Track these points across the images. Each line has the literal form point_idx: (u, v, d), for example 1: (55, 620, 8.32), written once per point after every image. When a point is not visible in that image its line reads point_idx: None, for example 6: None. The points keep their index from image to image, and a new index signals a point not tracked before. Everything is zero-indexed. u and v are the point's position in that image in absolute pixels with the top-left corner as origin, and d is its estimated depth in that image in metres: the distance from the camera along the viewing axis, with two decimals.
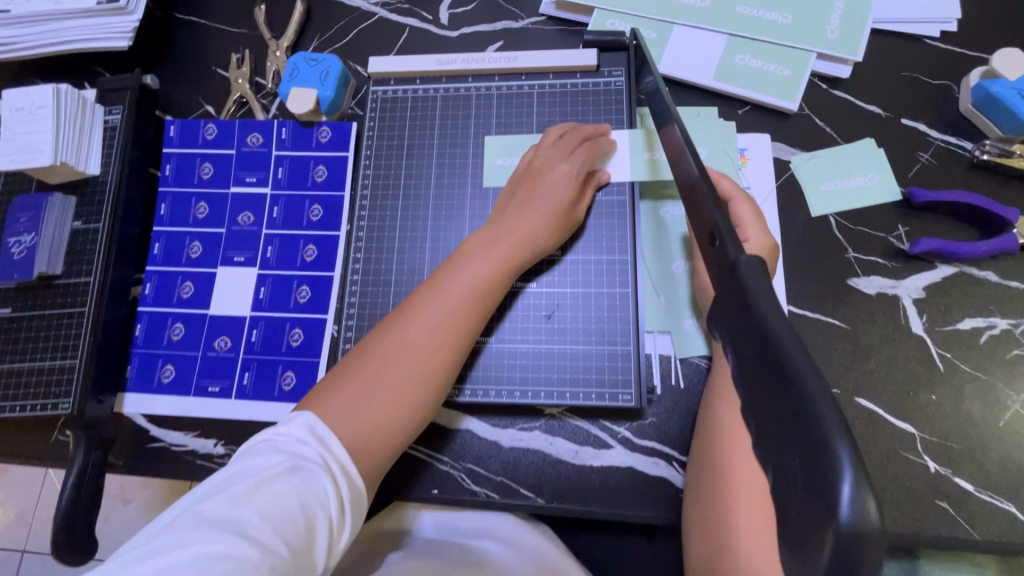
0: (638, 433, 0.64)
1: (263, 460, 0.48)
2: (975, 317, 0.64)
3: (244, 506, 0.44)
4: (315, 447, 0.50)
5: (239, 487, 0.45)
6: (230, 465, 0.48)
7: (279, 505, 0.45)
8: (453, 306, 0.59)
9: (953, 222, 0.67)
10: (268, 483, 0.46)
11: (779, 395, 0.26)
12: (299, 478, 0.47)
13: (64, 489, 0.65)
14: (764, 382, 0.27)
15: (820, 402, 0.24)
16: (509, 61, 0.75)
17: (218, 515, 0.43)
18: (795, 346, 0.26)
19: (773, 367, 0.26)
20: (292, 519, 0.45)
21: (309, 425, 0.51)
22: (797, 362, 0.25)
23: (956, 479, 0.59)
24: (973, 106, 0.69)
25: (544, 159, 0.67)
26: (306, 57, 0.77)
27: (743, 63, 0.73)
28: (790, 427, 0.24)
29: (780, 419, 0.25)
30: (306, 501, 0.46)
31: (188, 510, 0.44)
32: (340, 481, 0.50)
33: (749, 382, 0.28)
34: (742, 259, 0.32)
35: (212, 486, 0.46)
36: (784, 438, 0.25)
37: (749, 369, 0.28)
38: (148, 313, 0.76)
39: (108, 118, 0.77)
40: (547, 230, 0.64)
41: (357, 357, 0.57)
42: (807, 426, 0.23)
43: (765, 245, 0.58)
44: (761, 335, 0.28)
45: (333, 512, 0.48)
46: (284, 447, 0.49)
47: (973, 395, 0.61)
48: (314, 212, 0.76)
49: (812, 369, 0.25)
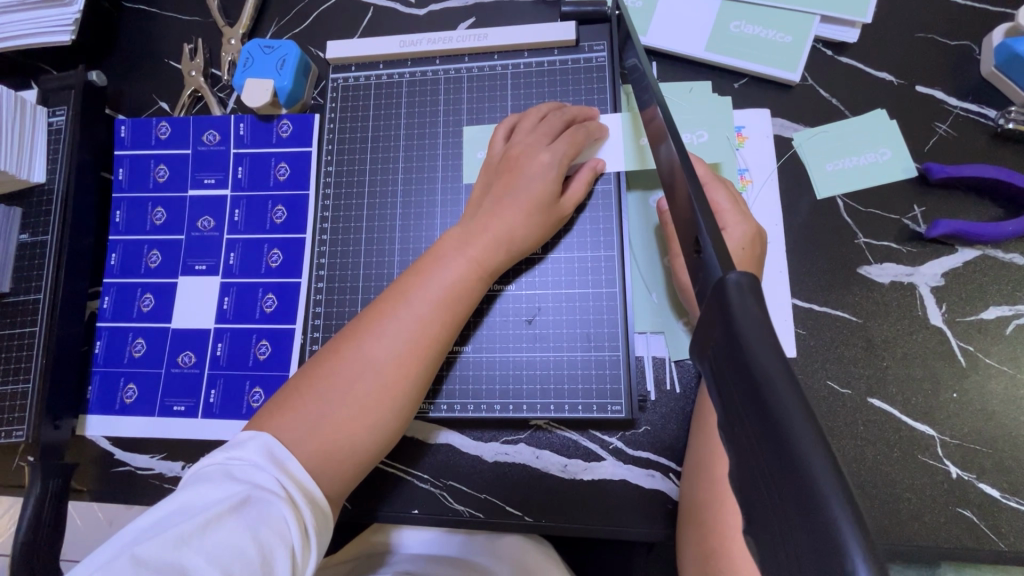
0: (631, 443, 0.59)
1: (213, 490, 0.43)
2: (1000, 305, 0.58)
3: (188, 546, 0.40)
4: (273, 473, 0.45)
5: (185, 524, 0.41)
6: (178, 495, 0.44)
7: (229, 542, 0.40)
8: (423, 315, 0.54)
9: (973, 199, 0.61)
10: (217, 516, 0.41)
11: (779, 471, 0.21)
12: (253, 508, 0.42)
13: (22, 521, 0.62)
14: (762, 447, 0.22)
15: (828, 487, 0.20)
16: (479, 39, 0.69)
17: (159, 557, 0.39)
18: (795, 403, 0.22)
19: (769, 432, 0.22)
20: (246, 555, 0.40)
21: (265, 448, 0.47)
22: (799, 431, 0.21)
23: (981, 485, 0.54)
24: (996, 68, 0.62)
25: (523, 147, 0.59)
26: (260, 44, 0.70)
27: (738, 31, 0.66)
28: (795, 516, 0.20)
29: (781, 499, 0.21)
30: (262, 536, 0.41)
31: (124, 553, 0.39)
32: (303, 509, 0.45)
33: (742, 442, 0.24)
34: (728, 278, 0.26)
35: (156, 522, 0.42)
36: (788, 527, 0.21)
37: (740, 428, 0.24)
38: (108, 329, 0.71)
39: (52, 120, 0.71)
40: (527, 226, 0.58)
41: (316, 372, 0.52)
42: (816, 520, 0.19)
43: (746, 231, 0.52)
44: (751, 385, 0.23)
45: (296, 543, 0.43)
46: (239, 475, 0.45)
47: (998, 391, 0.56)
48: (278, 214, 0.70)
49: (819, 438, 0.21)
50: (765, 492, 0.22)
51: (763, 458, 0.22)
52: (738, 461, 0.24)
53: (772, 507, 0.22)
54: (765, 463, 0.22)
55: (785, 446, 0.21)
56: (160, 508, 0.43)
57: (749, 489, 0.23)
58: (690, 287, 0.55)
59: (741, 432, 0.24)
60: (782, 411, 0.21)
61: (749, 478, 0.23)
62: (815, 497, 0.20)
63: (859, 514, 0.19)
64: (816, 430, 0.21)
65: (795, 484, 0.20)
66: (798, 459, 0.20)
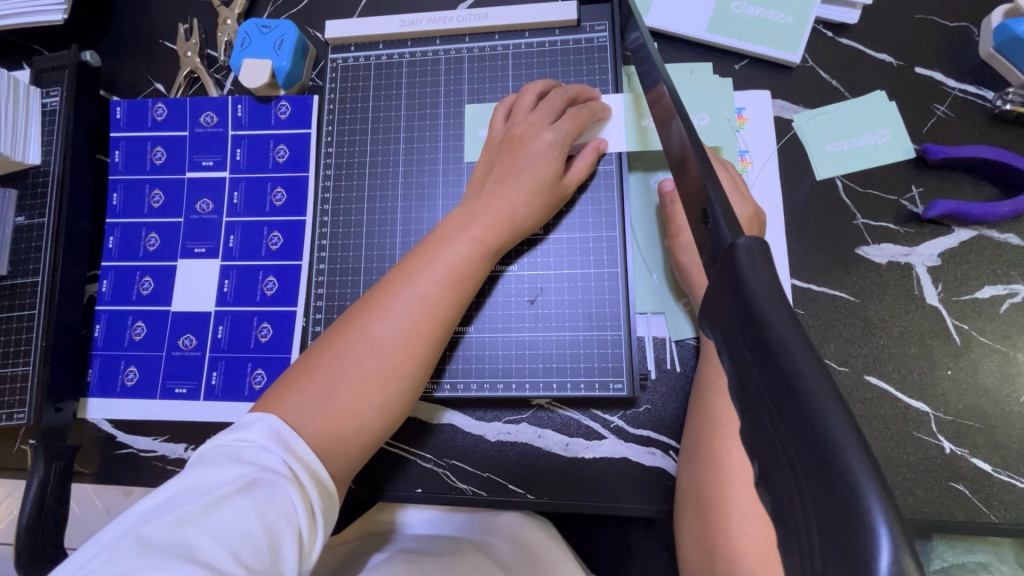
0: (632, 422, 0.59)
1: (221, 473, 0.43)
2: (994, 284, 0.59)
3: (195, 527, 0.40)
4: (279, 454, 0.46)
5: (192, 506, 0.41)
6: (185, 477, 0.44)
7: (236, 524, 0.41)
8: (427, 296, 0.53)
9: (970, 180, 0.61)
10: (225, 496, 0.42)
11: (790, 422, 0.21)
12: (260, 489, 0.43)
13: (26, 502, 0.62)
14: (772, 400, 0.22)
15: (839, 433, 0.19)
16: (480, 19, 0.68)
17: (166, 539, 0.39)
18: (806, 356, 0.21)
19: (780, 388, 0.22)
20: (253, 535, 0.41)
21: (271, 429, 0.47)
22: (811, 383, 0.20)
23: (974, 459, 0.55)
24: (994, 50, 0.63)
25: (526, 126, 0.59)
26: (257, 24, 0.69)
27: (740, 12, 0.66)
28: (805, 466, 0.20)
29: (793, 450, 0.21)
30: (269, 518, 0.42)
31: (130, 534, 0.40)
32: (309, 491, 0.46)
33: (750, 398, 0.24)
34: (738, 242, 0.26)
35: (162, 503, 0.42)
36: (798, 478, 0.20)
37: (750, 385, 0.24)
38: (107, 312, 0.71)
39: (46, 101, 0.70)
40: (530, 206, 0.58)
41: (321, 352, 0.52)
42: (827, 467, 0.19)
43: (748, 212, 0.53)
44: (761, 343, 0.23)
45: (302, 523, 0.44)
46: (245, 457, 0.45)
47: (992, 369, 0.57)
48: (277, 197, 0.70)
49: (833, 390, 0.20)
50: (778, 446, 0.22)
51: (772, 415, 0.22)
52: (749, 422, 0.24)
53: (784, 456, 0.21)
54: (776, 419, 0.22)
55: (795, 397, 0.21)
56: (166, 488, 0.43)
57: (761, 448, 0.23)
58: (691, 265, 0.57)
59: (752, 389, 0.24)
60: (790, 362, 0.21)
61: (760, 437, 0.23)
62: (826, 446, 0.19)
63: (874, 461, 0.19)
64: (829, 379, 0.21)
65: (806, 434, 0.20)
66: (808, 410, 0.20)
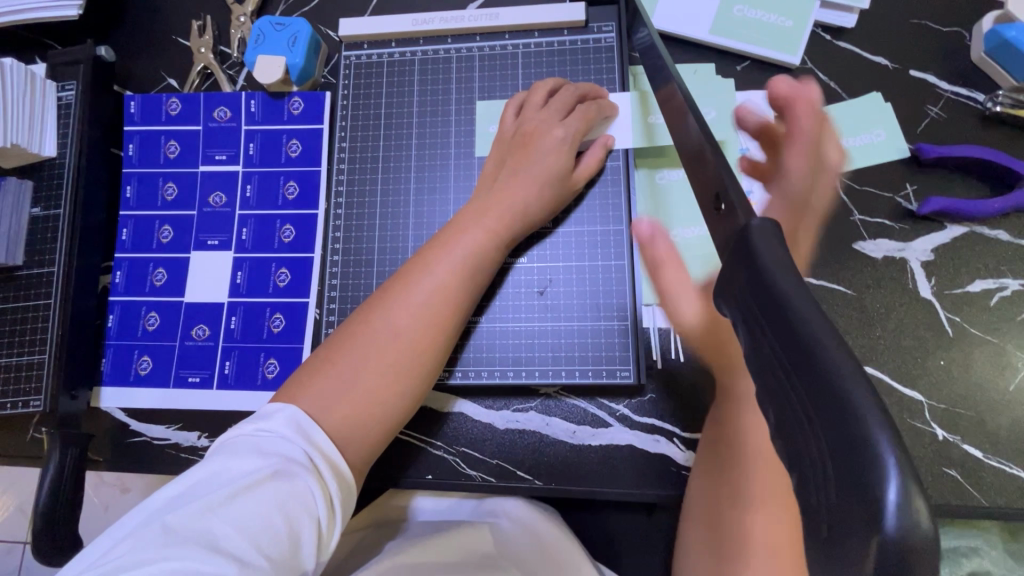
0: (637, 410, 0.61)
1: (244, 462, 0.45)
2: (984, 279, 0.61)
3: (219, 516, 0.41)
4: (300, 445, 0.47)
5: (216, 495, 0.42)
6: (209, 464, 0.45)
7: (259, 514, 0.42)
8: (442, 287, 0.55)
9: (962, 178, 0.64)
10: (248, 486, 0.43)
11: (805, 381, 0.23)
12: (281, 481, 0.44)
13: (42, 487, 0.63)
14: (784, 362, 0.24)
15: (851, 385, 0.21)
16: (490, 19, 0.70)
17: (191, 527, 0.41)
18: (818, 322, 0.23)
19: (795, 351, 0.23)
20: (275, 525, 0.42)
21: (292, 421, 0.48)
22: (826, 345, 0.22)
23: (965, 445, 0.58)
24: (985, 54, 0.65)
25: (537, 122, 0.61)
26: (271, 22, 0.71)
27: (741, 15, 0.68)
28: (814, 417, 0.22)
29: (806, 406, 0.22)
30: (290, 509, 0.43)
31: (156, 521, 0.41)
32: (328, 482, 0.47)
33: (765, 363, 0.26)
34: (752, 225, 0.29)
35: (186, 491, 0.43)
36: (810, 432, 0.22)
37: (765, 350, 0.26)
38: (120, 302, 0.72)
39: (62, 95, 0.71)
40: (542, 199, 0.60)
41: (341, 341, 0.54)
42: (836, 418, 0.21)
43: None
44: (778, 311, 0.25)
45: (322, 515, 0.45)
46: (267, 447, 0.46)
47: (983, 359, 0.59)
48: (290, 190, 0.72)
49: (846, 352, 0.22)
50: (793, 403, 0.23)
51: (787, 376, 0.24)
52: (764, 385, 0.26)
53: (799, 411, 0.23)
54: (790, 379, 0.23)
55: (808, 355, 0.23)
56: (191, 476, 0.44)
57: (779, 409, 0.24)
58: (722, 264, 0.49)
59: (767, 355, 0.25)
60: (805, 328, 0.23)
61: (777, 397, 0.25)
62: (841, 397, 0.21)
63: (885, 412, 0.20)
64: (838, 340, 0.23)
65: (820, 390, 0.22)
66: (821, 366, 0.22)
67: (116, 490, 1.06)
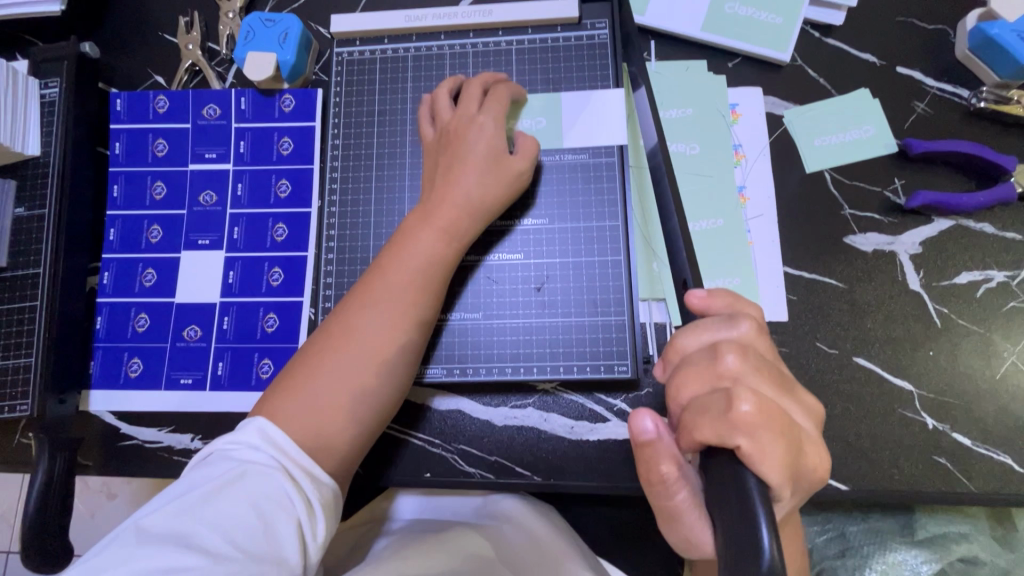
0: (634, 404, 0.62)
1: (215, 467, 0.45)
2: (971, 271, 0.63)
3: (190, 516, 0.41)
4: (268, 448, 0.47)
5: (187, 497, 0.43)
6: (183, 476, 0.45)
7: (229, 512, 0.42)
8: (400, 288, 0.55)
9: (948, 172, 0.65)
10: (218, 486, 0.43)
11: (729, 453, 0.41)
12: (251, 479, 0.44)
13: (30, 494, 0.62)
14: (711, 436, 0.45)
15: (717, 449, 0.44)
16: (484, 15, 0.70)
17: (163, 528, 0.41)
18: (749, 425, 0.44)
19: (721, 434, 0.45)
20: (247, 523, 0.42)
21: (258, 429, 0.48)
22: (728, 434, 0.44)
23: (954, 434, 0.59)
24: (969, 51, 0.67)
25: (458, 120, 0.61)
26: (261, 18, 0.70)
27: (733, 12, 0.69)
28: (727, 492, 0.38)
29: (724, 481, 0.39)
30: (262, 506, 0.43)
31: (130, 526, 0.42)
32: (302, 482, 0.46)
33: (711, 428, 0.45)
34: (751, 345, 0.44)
35: (160, 498, 0.44)
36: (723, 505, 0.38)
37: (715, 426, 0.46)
38: (109, 304, 0.71)
39: (45, 92, 0.69)
40: (486, 187, 0.59)
41: (306, 358, 0.53)
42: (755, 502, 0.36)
43: (746, 365, 0.41)
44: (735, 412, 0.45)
45: (297, 511, 0.44)
46: (235, 453, 0.46)
47: (971, 349, 0.61)
48: (281, 188, 0.71)
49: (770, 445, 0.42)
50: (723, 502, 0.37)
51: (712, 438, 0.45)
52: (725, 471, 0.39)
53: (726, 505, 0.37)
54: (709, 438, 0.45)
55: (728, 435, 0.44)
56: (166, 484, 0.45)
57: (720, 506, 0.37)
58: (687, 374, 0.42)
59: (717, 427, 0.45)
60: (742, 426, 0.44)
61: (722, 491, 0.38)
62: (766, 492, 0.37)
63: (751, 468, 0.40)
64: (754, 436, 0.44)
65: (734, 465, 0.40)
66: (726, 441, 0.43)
67: (103, 496, 1.04)
